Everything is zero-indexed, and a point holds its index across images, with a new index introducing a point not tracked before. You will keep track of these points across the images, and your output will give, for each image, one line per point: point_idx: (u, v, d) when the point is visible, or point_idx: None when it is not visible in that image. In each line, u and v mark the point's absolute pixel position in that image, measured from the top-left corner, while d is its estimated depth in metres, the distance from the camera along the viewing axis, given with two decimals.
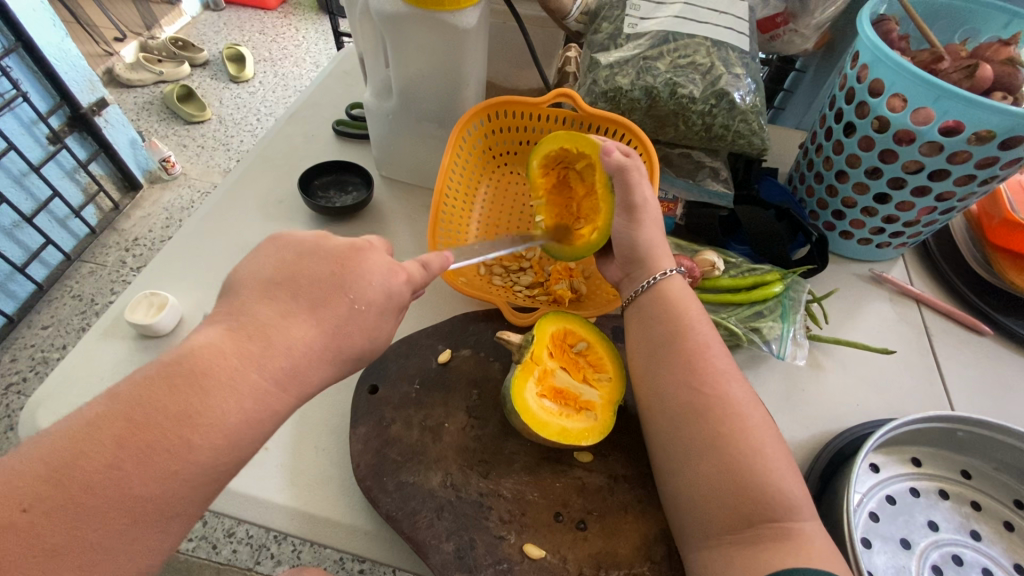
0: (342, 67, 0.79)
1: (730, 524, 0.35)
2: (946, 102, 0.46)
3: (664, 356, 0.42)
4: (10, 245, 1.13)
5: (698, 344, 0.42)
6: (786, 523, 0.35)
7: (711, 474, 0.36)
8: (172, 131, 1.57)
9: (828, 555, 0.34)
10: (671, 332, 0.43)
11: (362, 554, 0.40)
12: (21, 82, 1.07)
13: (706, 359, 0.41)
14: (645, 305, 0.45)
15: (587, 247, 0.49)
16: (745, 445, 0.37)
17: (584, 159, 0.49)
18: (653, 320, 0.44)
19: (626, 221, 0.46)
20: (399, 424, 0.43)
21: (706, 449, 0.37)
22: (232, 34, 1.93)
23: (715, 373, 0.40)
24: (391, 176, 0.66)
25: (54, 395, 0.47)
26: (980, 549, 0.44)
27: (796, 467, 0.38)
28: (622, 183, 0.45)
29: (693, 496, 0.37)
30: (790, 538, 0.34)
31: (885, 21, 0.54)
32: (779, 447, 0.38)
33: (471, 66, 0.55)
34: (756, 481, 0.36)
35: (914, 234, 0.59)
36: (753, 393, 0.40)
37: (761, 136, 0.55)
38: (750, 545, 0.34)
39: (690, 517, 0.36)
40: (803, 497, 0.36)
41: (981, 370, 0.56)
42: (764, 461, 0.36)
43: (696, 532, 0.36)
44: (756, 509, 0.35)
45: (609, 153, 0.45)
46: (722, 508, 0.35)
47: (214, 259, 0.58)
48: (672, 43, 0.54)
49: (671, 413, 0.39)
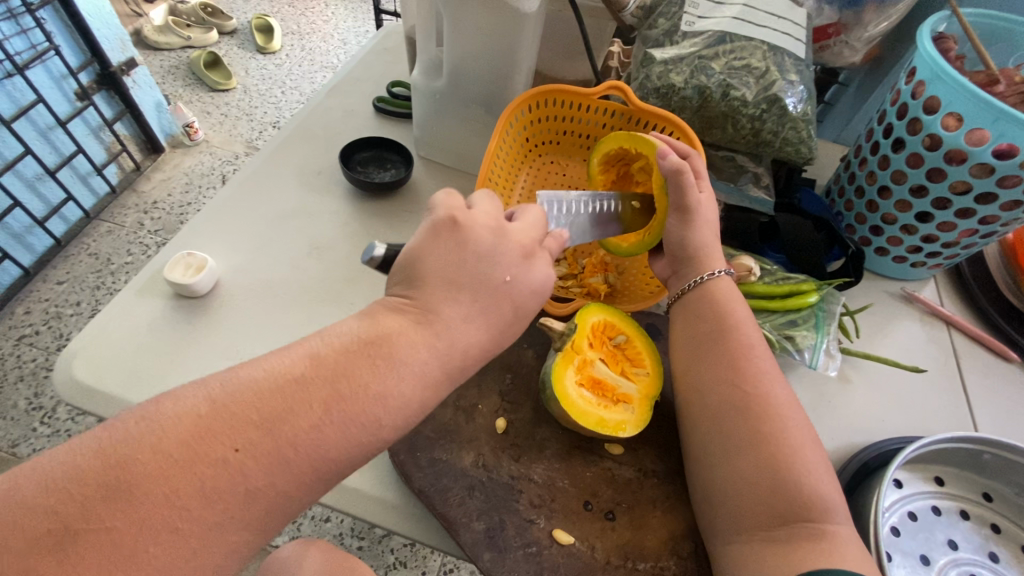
0: (385, 44, 0.79)
1: (767, 522, 0.36)
2: (1004, 124, 0.46)
3: (710, 352, 0.43)
4: (32, 198, 1.13)
5: (746, 343, 0.43)
6: (822, 525, 0.36)
7: (753, 469, 0.37)
8: (197, 97, 1.57)
9: (862, 558, 0.35)
10: (719, 329, 0.44)
11: (389, 527, 0.41)
12: (54, 35, 1.08)
13: (753, 359, 0.42)
14: (694, 303, 0.46)
15: (638, 245, 0.49)
16: (787, 444, 0.38)
17: (642, 158, 0.50)
18: (703, 316, 0.45)
19: (677, 223, 0.48)
20: (434, 402, 0.43)
21: (749, 445, 0.38)
22: (262, 5, 1.93)
23: (760, 373, 0.41)
24: (430, 157, 0.66)
25: (89, 347, 0.48)
26: (998, 570, 0.45)
27: (833, 472, 0.39)
28: (676, 185, 0.46)
29: (732, 491, 0.37)
30: (825, 540, 0.35)
31: (945, 38, 0.54)
32: (818, 451, 0.39)
33: (525, 52, 0.54)
34: (797, 480, 0.37)
35: (951, 255, 0.58)
36: (795, 395, 0.41)
37: (808, 145, 0.55)
38: (786, 542, 0.35)
39: (726, 513, 0.37)
40: (837, 501, 0.37)
41: (1008, 396, 0.55)
42: (804, 461, 0.37)
43: (730, 528, 0.37)
44: (795, 507, 0.36)
45: (665, 156, 0.45)
46: (761, 503, 0.36)
47: (251, 225, 0.58)
48: (728, 44, 0.53)
49: (715, 408, 0.40)
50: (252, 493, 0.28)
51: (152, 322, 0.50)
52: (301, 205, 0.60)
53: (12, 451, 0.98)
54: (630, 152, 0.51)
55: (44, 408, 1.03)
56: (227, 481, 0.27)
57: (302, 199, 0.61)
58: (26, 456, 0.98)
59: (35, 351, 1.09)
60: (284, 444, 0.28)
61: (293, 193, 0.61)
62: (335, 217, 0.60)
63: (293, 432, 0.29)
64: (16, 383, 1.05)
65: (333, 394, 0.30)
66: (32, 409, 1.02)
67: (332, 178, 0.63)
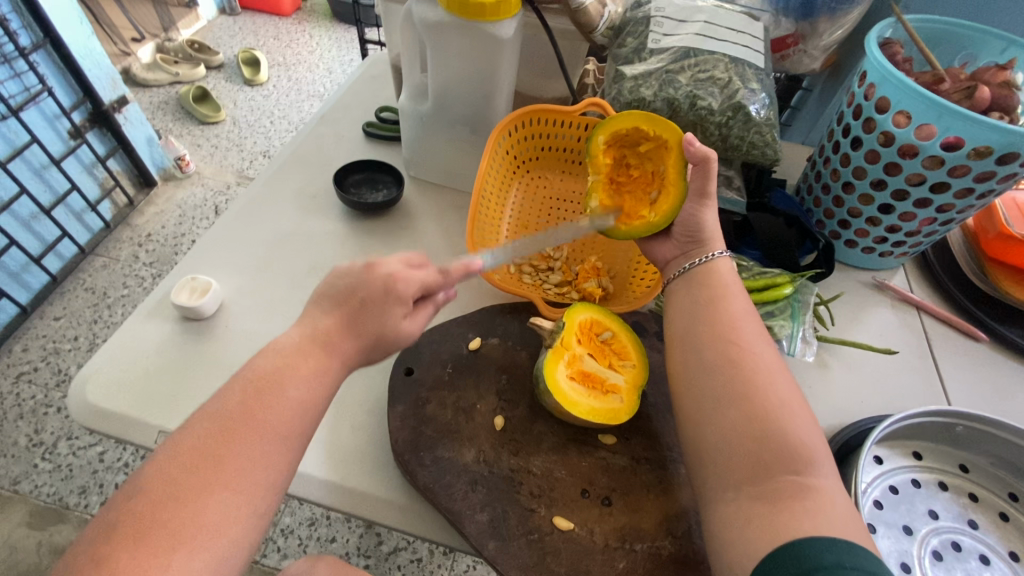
0: (371, 72, 0.82)
1: (753, 477, 0.37)
2: (949, 119, 0.50)
3: (702, 320, 0.46)
4: (27, 236, 1.15)
5: (735, 313, 0.46)
6: (805, 479, 0.36)
7: (738, 422, 0.39)
8: (187, 131, 1.61)
9: (844, 514, 0.35)
10: (708, 301, 0.47)
11: (397, 527, 0.43)
12: (47, 77, 1.11)
13: (741, 326, 0.45)
14: (690, 279, 0.49)
15: (647, 228, 0.52)
16: (771, 400, 0.40)
17: (656, 142, 0.53)
18: (695, 290, 0.48)
19: (695, 206, 0.51)
20: (434, 404, 0.45)
21: (735, 402, 0.40)
22: (247, 38, 1.98)
23: (747, 337, 0.44)
24: (419, 177, 0.69)
25: (101, 372, 0.49)
26: (977, 536, 0.47)
27: (819, 431, 0.40)
28: (701, 172, 0.49)
29: (719, 447, 0.39)
30: (810, 497, 0.35)
31: (891, 44, 0.58)
32: (804, 411, 0.40)
33: (505, 73, 0.58)
34: (781, 433, 0.38)
35: (915, 243, 0.62)
36: (783, 361, 0.44)
37: (773, 147, 0.58)
38: (771, 501, 0.36)
39: (715, 469, 0.39)
40: (823, 458, 0.38)
41: (977, 373, 0.59)
42: (788, 416, 0.39)
43: (719, 487, 0.39)
44: (778, 460, 0.37)
45: (692, 143, 0.48)
46: (745, 455, 0.38)
47: (252, 248, 0.61)
48: (693, 58, 0.57)
49: (704, 369, 0.43)
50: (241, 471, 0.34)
51: (161, 344, 0.52)
52: (299, 227, 0.63)
53: (14, 488, 0.98)
54: (644, 135, 0.54)
55: (45, 444, 1.03)
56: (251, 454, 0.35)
57: (299, 222, 0.64)
58: (29, 493, 0.98)
59: (34, 388, 1.10)
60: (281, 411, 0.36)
61: (291, 216, 0.64)
62: (332, 238, 0.63)
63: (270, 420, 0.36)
64: (15, 421, 1.05)
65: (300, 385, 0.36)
66: (33, 445, 1.03)
67: (327, 200, 0.66)
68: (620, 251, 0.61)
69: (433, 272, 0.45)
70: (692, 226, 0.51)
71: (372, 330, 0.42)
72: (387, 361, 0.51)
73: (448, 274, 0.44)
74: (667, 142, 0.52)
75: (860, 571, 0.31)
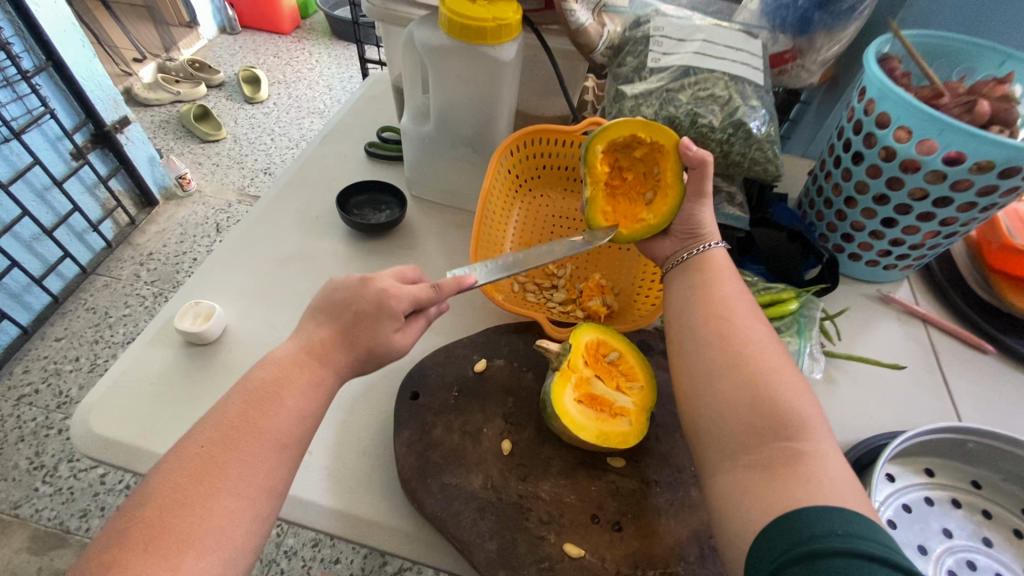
0: (372, 92, 0.83)
1: (747, 445, 0.37)
2: (950, 134, 0.50)
3: (695, 301, 0.47)
4: (29, 257, 1.15)
5: (724, 294, 0.46)
6: (798, 444, 0.36)
7: (731, 391, 0.40)
8: (189, 149, 1.62)
9: (839, 477, 0.35)
10: (700, 280, 0.48)
11: (405, 556, 0.42)
12: (49, 99, 1.12)
13: (733, 302, 0.46)
14: (683, 264, 0.50)
15: (645, 229, 0.52)
16: (763, 368, 0.40)
17: (652, 147, 0.52)
18: (689, 271, 0.49)
19: (694, 204, 0.52)
20: (441, 429, 0.45)
21: (727, 373, 0.41)
22: (248, 57, 2.00)
23: (739, 312, 0.45)
24: (422, 196, 0.69)
25: (104, 400, 0.49)
26: (992, 555, 0.46)
27: (812, 397, 0.40)
28: (699, 175, 0.50)
29: (714, 417, 0.40)
30: (802, 463, 0.35)
31: (890, 59, 0.59)
32: (797, 380, 0.41)
33: (507, 94, 0.59)
34: (773, 398, 0.38)
35: (920, 256, 0.62)
36: (775, 334, 0.44)
37: (775, 163, 0.59)
38: (765, 469, 0.36)
39: (711, 441, 0.39)
40: (817, 425, 0.37)
41: (986, 386, 0.58)
42: (780, 383, 0.39)
43: (717, 458, 0.39)
44: (770, 426, 0.37)
45: (689, 147, 0.49)
46: (739, 423, 0.38)
47: (255, 272, 0.61)
48: (693, 76, 0.58)
49: (698, 344, 0.44)
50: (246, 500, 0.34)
51: (164, 371, 0.52)
52: (302, 249, 0.63)
53: (14, 513, 0.97)
54: (638, 140, 0.53)
55: (45, 467, 1.03)
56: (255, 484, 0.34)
57: (303, 244, 0.64)
58: (29, 517, 0.97)
59: (35, 410, 1.09)
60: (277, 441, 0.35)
61: (294, 238, 0.64)
62: (335, 259, 0.63)
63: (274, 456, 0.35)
64: (16, 444, 1.04)
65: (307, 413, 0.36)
66: (33, 469, 1.02)
67: (329, 221, 0.66)
68: (624, 268, 0.61)
69: (428, 305, 0.44)
70: (689, 223, 0.52)
71: (371, 349, 0.42)
72: (392, 385, 0.51)
73: (440, 289, 0.44)
74: (662, 147, 0.51)
75: (852, 538, 0.31)
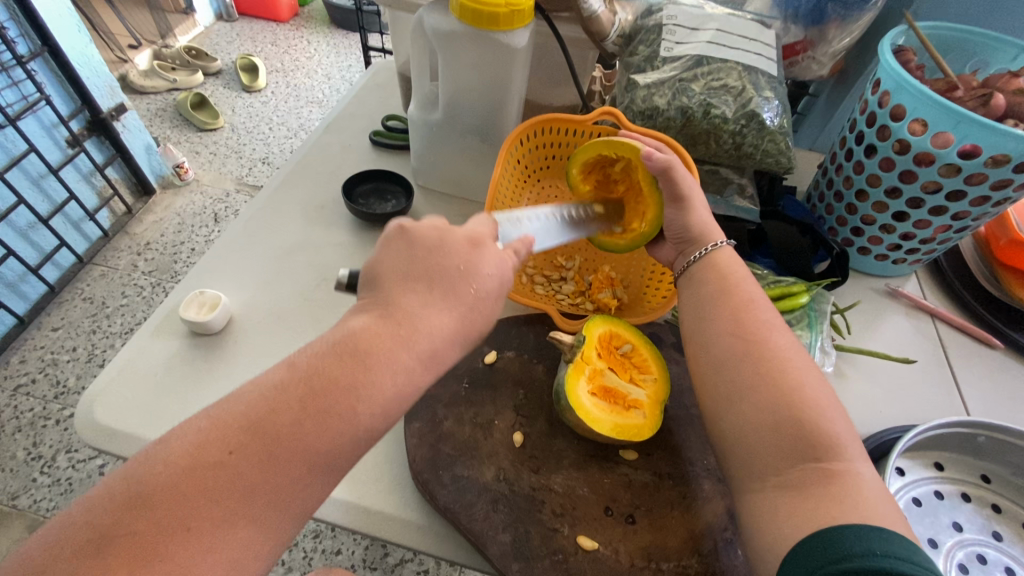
0: (376, 80, 0.82)
1: (776, 468, 0.37)
2: (966, 127, 0.50)
3: (710, 310, 0.45)
4: (25, 246, 1.13)
5: (743, 299, 0.45)
6: (830, 464, 0.36)
7: (756, 410, 0.39)
8: (185, 138, 1.60)
9: (873, 495, 0.35)
10: (719, 287, 0.46)
11: (415, 548, 0.42)
12: (44, 85, 1.09)
13: (749, 311, 0.44)
14: (696, 271, 0.49)
15: (639, 238, 0.53)
16: (788, 382, 0.39)
17: (624, 160, 0.52)
18: (699, 279, 0.48)
19: (674, 211, 0.51)
20: (451, 420, 0.44)
21: (752, 390, 0.40)
22: (245, 44, 1.97)
23: (757, 322, 0.43)
24: (428, 185, 0.68)
25: (108, 391, 0.48)
26: (1002, 548, 0.46)
27: (842, 411, 0.39)
28: (667, 181, 0.49)
29: (740, 439, 0.39)
30: (834, 482, 0.35)
31: (904, 51, 0.58)
32: (827, 392, 0.40)
33: (516, 81, 0.58)
34: (802, 416, 0.38)
35: (930, 250, 0.62)
36: (798, 341, 0.43)
37: (787, 155, 0.58)
38: (796, 491, 0.36)
39: (740, 464, 0.39)
40: (847, 439, 0.37)
41: (995, 380, 0.58)
42: (811, 398, 0.39)
43: (746, 479, 0.39)
44: (799, 446, 0.37)
45: (649, 157, 0.49)
46: (768, 446, 0.38)
47: (258, 261, 0.60)
48: (706, 66, 0.57)
49: (716, 359, 0.43)
50: (254, 490, 0.31)
51: (169, 362, 0.51)
52: (306, 239, 0.62)
53: (12, 504, 0.97)
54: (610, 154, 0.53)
55: (43, 457, 1.02)
56: (252, 468, 0.31)
57: (307, 233, 0.63)
58: (27, 508, 0.96)
59: (32, 400, 1.08)
60: (270, 417, 0.32)
61: (298, 227, 0.63)
62: (341, 248, 0.62)
63: (276, 434, 0.32)
64: (13, 434, 1.03)
65: (317, 395, 0.33)
66: (31, 459, 1.01)
67: (335, 210, 0.65)
68: (634, 261, 0.60)
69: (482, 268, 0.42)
70: (680, 227, 0.50)
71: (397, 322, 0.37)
72: None
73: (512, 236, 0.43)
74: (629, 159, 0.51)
75: (891, 559, 0.31)
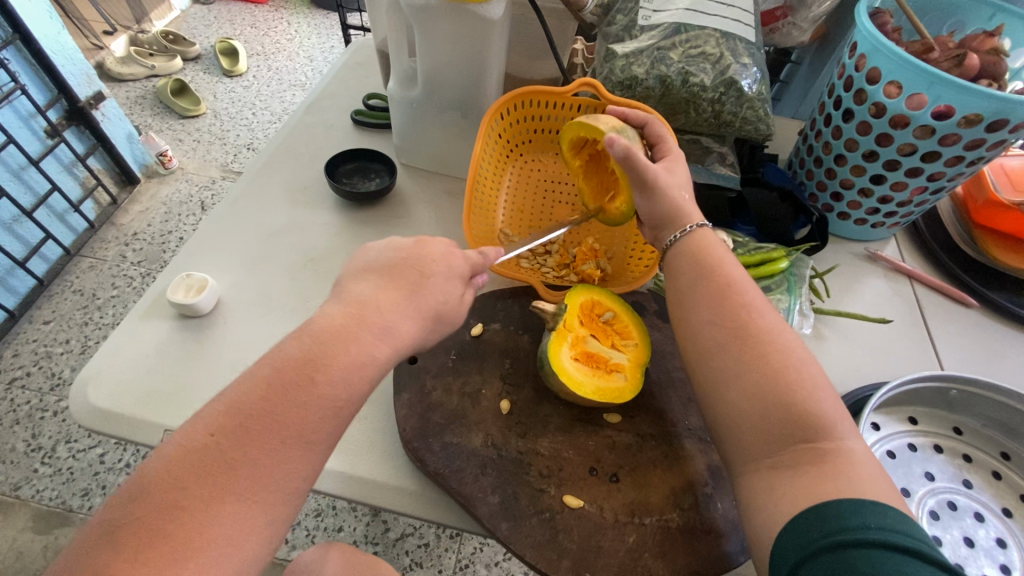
0: (356, 59, 0.81)
1: (768, 451, 0.37)
2: (940, 88, 0.50)
3: (695, 293, 0.44)
4: (10, 239, 1.12)
5: (728, 279, 0.44)
6: (820, 444, 0.36)
7: (746, 395, 0.38)
8: (166, 126, 1.57)
9: (866, 470, 0.35)
10: (700, 272, 0.45)
11: (409, 512, 0.43)
12: (19, 75, 1.07)
13: (734, 291, 0.43)
14: (672, 256, 0.48)
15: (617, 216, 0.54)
16: (775, 365, 0.38)
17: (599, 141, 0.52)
18: (683, 259, 0.47)
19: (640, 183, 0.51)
20: (440, 391, 0.46)
21: (737, 376, 0.39)
22: (223, 28, 1.92)
23: (742, 303, 0.42)
24: (411, 163, 0.69)
25: (101, 373, 0.49)
26: (972, 495, 0.48)
27: (832, 389, 0.38)
28: (631, 164, 0.49)
29: (730, 422, 0.39)
30: (826, 462, 0.35)
31: (881, 13, 0.58)
32: (815, 368, 0.39)
33: (494, 54, 0.57)
34: (789, 399, 0.37)
35: (907, 214, 0.63)
36: (783, 319, 0.42)
37: (766, 122, 0.59)
38: (791, 470, 0.36)
39: (732, 447, 0.39)
40: (837, 416, 0.37)
41: (969, 337, 0.60)
42: (799, 378, 0.38)
43: (739, 460, 0.39)
44: (789, 428, 0.37)
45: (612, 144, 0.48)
46: (758, 430, 0.38)
47: (244, 241, 0.60)
48: (683, 34, 0.57)
49: (704, 346, 0.42)
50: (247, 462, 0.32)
51: (160, 344, 0.51)
52: (291, 220, 0.62)
53: (15, 494, 0.98)
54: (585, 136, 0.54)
55: (43, 449, 1.03)
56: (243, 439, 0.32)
57: (291, 214, 0.63)
58: (30, 498, 0.98)
59: (29, 393, 1.08)
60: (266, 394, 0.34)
61: (283, 209, 0.63)
62: (327, 229, 0.62)
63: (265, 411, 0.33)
64: (12, 427, 1.04)
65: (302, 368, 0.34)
66: (31, 451, 1.02)
67: (319, 191, 0.65)
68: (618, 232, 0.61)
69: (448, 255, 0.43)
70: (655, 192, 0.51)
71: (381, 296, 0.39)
72: None
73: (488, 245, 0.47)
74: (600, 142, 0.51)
75: (885, 530, 0.31)
